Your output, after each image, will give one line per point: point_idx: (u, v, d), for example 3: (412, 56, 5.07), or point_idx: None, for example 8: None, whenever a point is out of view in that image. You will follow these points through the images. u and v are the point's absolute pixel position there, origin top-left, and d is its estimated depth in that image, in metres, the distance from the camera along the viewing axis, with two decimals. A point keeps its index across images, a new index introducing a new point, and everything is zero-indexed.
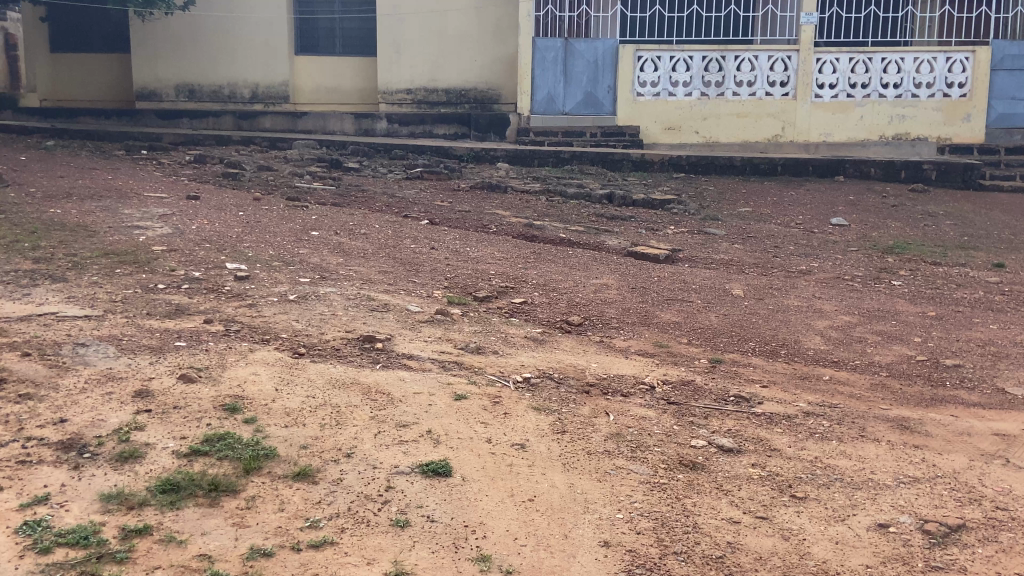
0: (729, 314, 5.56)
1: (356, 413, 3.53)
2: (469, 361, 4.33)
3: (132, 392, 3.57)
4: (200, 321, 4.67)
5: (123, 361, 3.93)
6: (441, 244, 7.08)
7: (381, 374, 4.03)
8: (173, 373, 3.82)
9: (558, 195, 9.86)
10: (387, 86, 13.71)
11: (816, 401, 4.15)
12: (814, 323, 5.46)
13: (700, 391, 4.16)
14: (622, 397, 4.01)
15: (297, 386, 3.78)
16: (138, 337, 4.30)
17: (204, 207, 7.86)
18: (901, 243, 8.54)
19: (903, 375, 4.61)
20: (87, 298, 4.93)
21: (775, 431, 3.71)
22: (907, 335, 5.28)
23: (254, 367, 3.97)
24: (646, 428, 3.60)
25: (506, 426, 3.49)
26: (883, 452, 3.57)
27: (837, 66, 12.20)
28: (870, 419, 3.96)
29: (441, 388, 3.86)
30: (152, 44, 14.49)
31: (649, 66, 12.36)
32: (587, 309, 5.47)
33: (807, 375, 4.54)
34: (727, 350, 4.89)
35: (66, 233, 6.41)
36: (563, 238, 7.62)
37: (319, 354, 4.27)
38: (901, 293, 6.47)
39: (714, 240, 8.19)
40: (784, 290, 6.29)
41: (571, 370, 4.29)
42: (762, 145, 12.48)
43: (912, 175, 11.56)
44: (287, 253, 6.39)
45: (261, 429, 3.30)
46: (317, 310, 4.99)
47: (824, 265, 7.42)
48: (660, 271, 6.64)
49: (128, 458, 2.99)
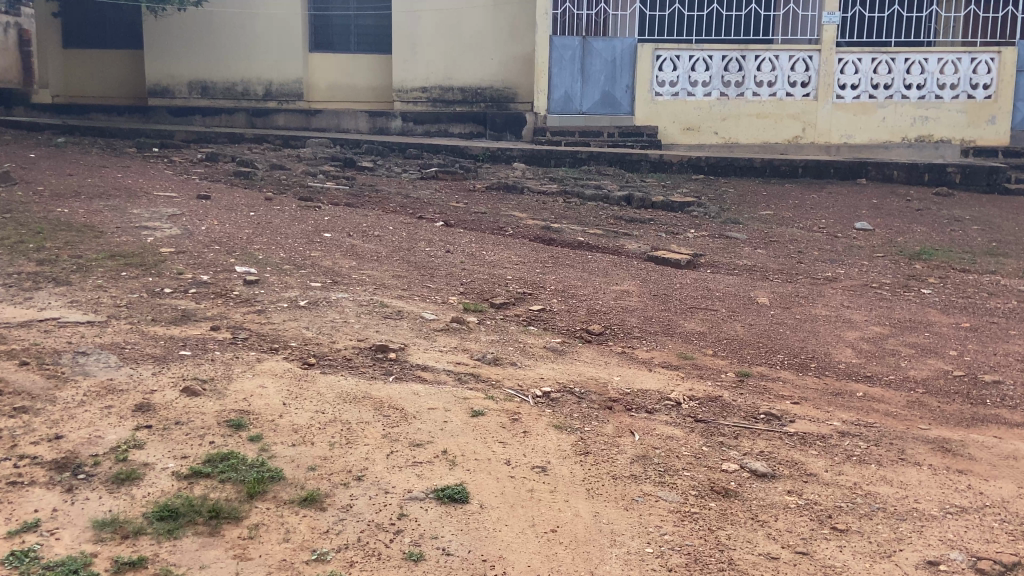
0: (755, 324, 5.33)
1: (368, 430, 3.34)
2: (486, 373, 4.14)
3: (132, 406, 3.41)
4: (207, 328, 4.51)
5: (124, 372, 3.77)
6: (456, 247, 6.90)
7: (394, 387, 3.84)
8: (176, 384, 3.66)
9: (576, 196, 9.66)
10: (401, 85, 13.55)
11: (852, 420, 3.94)
12: (845, 334, 5.24)
13: (728, 408, 3.95)
14: (646, 414, 3.81)
15: (307, 400, 3.60)
16: (141, 345, 4.13)
17: (214, 207, 7.70)
18: (928, 249, 8.28)
19: (940, 392, 4.39)
20: (91, 303, 4.78)
21: (810, 453, 3.49)
22: (942, 348, 5.05)
23: (261, 379, 3.80)
24: (673, 449, 3.40)
25: (526, 446, 3.30)
26: (927, 478, 3.35)
27: (859, 67, 11.93)
28: (907, 440, 3.74)
29: (457, 403, 3.67)
30: (165, 40, 14.37)
31: (668, 66, 12.11)
32: (608, 317, 5.27)
33: (839, 392, 4.32)
34: (755, 362, 4.68)
35: (72, 234, 6.27)
36: (582, 241, 7.43)
37: (330, 364, 4.09)
38: (932, 302, 6.23)
39: (736, 245, 7.95)
40: (811, 299, 6.05)
41: (593, 384, 4.09)
42: (782, 146, 12.23)
43: (936, 178, 11.30)
44: (298, 255, 6.21)
45: (267, 448, 3.12)
46: (328, 317, 4.81)
47: (851, 271, 7.20)
48: (682, 277, 6.44)
49: (125, 480, 2.83)
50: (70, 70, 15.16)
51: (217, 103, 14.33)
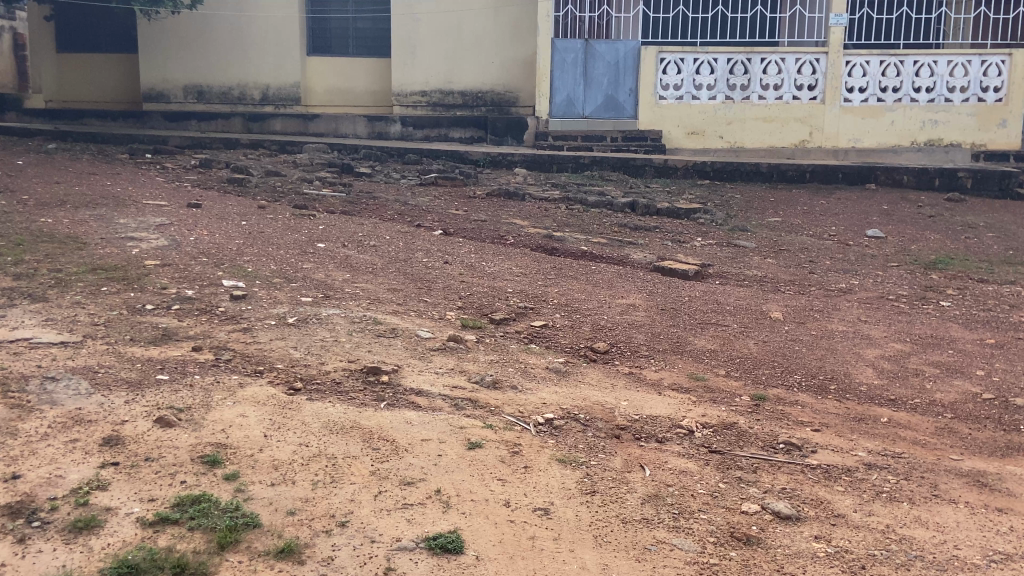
0: (769, 341, 5.06)
1: (355, 466, 3.08)
2: (484, 398, 3.86)
3: (99, 440, 3.14)
4: (189, 348, 4.24)
5: (94, 401, 3.49)
6: (455, 258, 6.62)
7: (386, 416, 3.56)
8: (149, 414, 3.39)
9: (578, 202, 9.38)
10: (401, 88, 13.33)
11: (877, 450, 3.66)
12: (864, 352, 4.96)
13: (744, 437, 3.67)
14: (656, 445, 3.54)
15: (291, 431, 3.33)
16: (117, 369, 3.86)
17: (205, 216, 7.45)
18: (943, 258, 8.00)
19: (970, 417, 4.10)
20: (66, 321, 4.51)
21: (835, 490, 3.22)
22: (968, 367, 4.77)
23: (242, 408, 3.52)
24: (688, 487, 3.13)
25: (527, 484, 3.03)
26: (965, 519, 3.07)
27: (868, 69, 11.65)
28: (939, 473, 3.46)
29: (453, 434, 3.40)
30: (160, 43, 14.13)
31: (672, 68, 11.82)
32: (614, 334, 5.00)
33: (862, 417, 4.03)
34: (770, 384, 4.40)
35: (54, 245, 6.01)
36: (585, 251, 7.16)
37: (317, 390, 3.82)
38: (953, 316, 5.96)
39: (745, 255, 7.68)
40: (826, 313, 5.78)
41: (598, 410, 3.81)
42: (789, 151, 11.96)
43: (947, 183, 11.00)
44: (289, 267, 5.95)
45: (243, 488, 2.85)
46: (317, 335, 4.54)
47: (866, 282, 6.92)
48: (691, 289, 6.17)
49: (83, 528, 2.57)
50: (65, 74, 14.93)
51: (213, 108, 14.08)
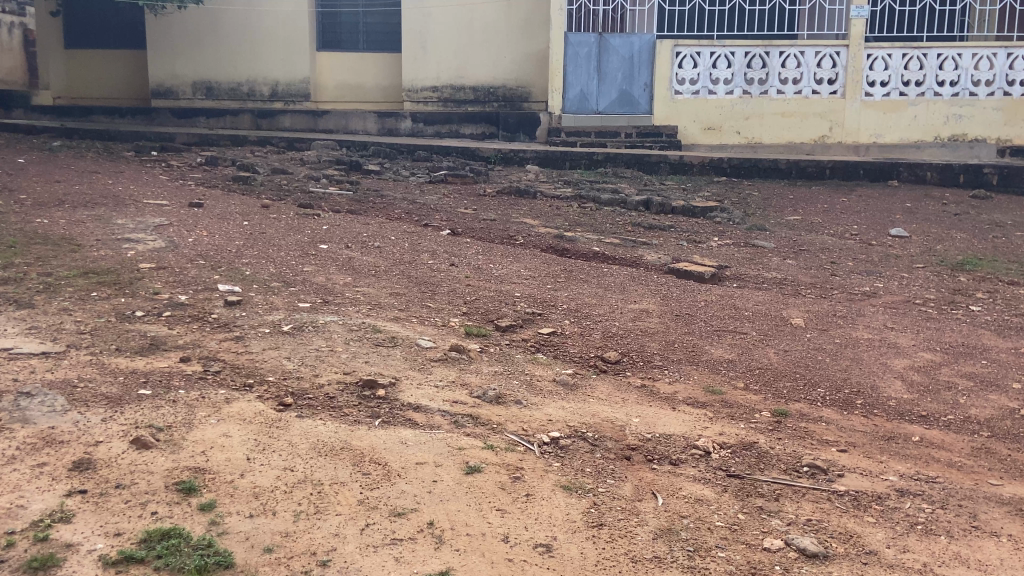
0: (790, 350, 4.78)
1: (342, 493, 2.85)
2: (486, 414, 3.61)
3: (69, 464, 2.93)
4: (177, 359, 4.02)
5: (69, 419, 3.28)
6: (462, 260, 6.38)
7: (379, 435, 3.33)
8: (125, 434, 3.16)
9: (591, 201, 9.10)
10: (411, 84, 13.08)
11: (910, 474, 3.37)
12: (891, 362, 4.67)
13: (765, 458, 3.41)
14: (670, 467, 3.29)
15: (276, 453, 3.10)
16: (97, 383, 3.63)
17: (206, 216, 7.24)
18: (971, 258, 7.67)
19: (1008, 436, 3.81)
20: (51, 329, 4.30)
21: (865, 522, 2.95)
22: (1003, 380, 4.47)
23: (226, 427, 3.29)
24: (704, 518, 2.88)
25: (528, 516, 2.78)
26: (1010, 557, 2.80)
27: (889, 63, 11.29)
28: (978, 501, 3.18)
29: (450, 456, 3.15)
30: (167, 38, 13.94)
31: (688, 62, 11.49)
32: (626, 343, 4.73)
33: (892, 436, 3.75)
34: (792, 399, 4.12)
35: (47, 248, 5.82)
36: (597, 252, 6.89)
37: (309, 406, 3.58)
38: (984, 322, 5.64)
39: (764, 255, 7.38)
40: (850, 319, 5.48)
41: (608, 428, 3.55)
42: (808, 147, 11.63)
43: (973, 179, 10.61)
44: (289, 270, 5.74)
45: (218, 521, 2.64)
46: (313, 345, 4.30)
47: (891, 285, 6.61)
48: (707, 292, 5.90)
49: (39, 568, 2.39)
50: (75, 70, 14.79)
51: (222, 105, 13.91)
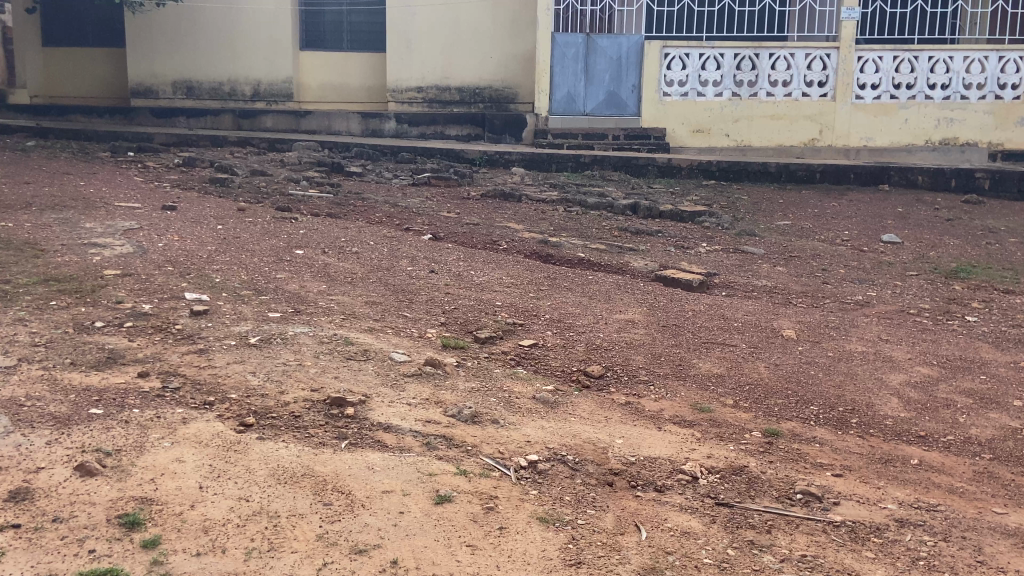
0: (781, 364, 4.58)
1: (300, 527, 2.64)
2: (460, 434, 3.40)
3: (4, 494, 2.70)
4: (134, 374, 3.79)
5: (10, 442, 3.03)
6: (442, 266, 6.16)
7: (344, 458, 3.11)
8: (69, 459, 2.93)
9: (578, 204, 8.91)
10: (396, 83, 12.84)
11: (909, 502, 3.18)
12: (886, 377, 4.48)
13: (755, 485, 3.21)
14: (655, 494, 3.09)
15: (230, 480, 2.88)
16: (45, 401, 3.40)
17: (179, 220, 7.00)
18: (965, 265, 7.53)
19: (1011, 459, 3.62)
20: (2, 341, 4.06)
21: (864, 558, 2.76)
22: (1003, 398, 4.28)
23: (179, 451, 3.06)
24: (692, 554, 2.69)
25: (501, 553, 2.59)
26: None
27: (880, 65, 11.15)
28: (983, 532, 2.99)
29: (420, 484, 2.94)
30: (146, 36, 13.64)
31: (677, 63, 11.30)
32: (610, 356, 4.53)
33: (889, 459, 3.56)
34: (784, 417, 3.93)
35: (8, 253, 5.57)
36: (582, 258, 6.70)
37: (271, 427, 3.36)
38: (981, 334, 5.47)
39: (753, 262, 7.20)
40: (842, 330, 5.30)
41: (590, 450, 3.35)
42: (797, 150, 11.48)
43: (964, 184, 10.46)
44: (261, 277, 5.52)
45: (162, 560, 2.43)
46: (280, 358, 4.07)
47: (883, 294, 6.44)
48: (694, 301, 5.70)
49: None
50: (52, 69, 14.48)
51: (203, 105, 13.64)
